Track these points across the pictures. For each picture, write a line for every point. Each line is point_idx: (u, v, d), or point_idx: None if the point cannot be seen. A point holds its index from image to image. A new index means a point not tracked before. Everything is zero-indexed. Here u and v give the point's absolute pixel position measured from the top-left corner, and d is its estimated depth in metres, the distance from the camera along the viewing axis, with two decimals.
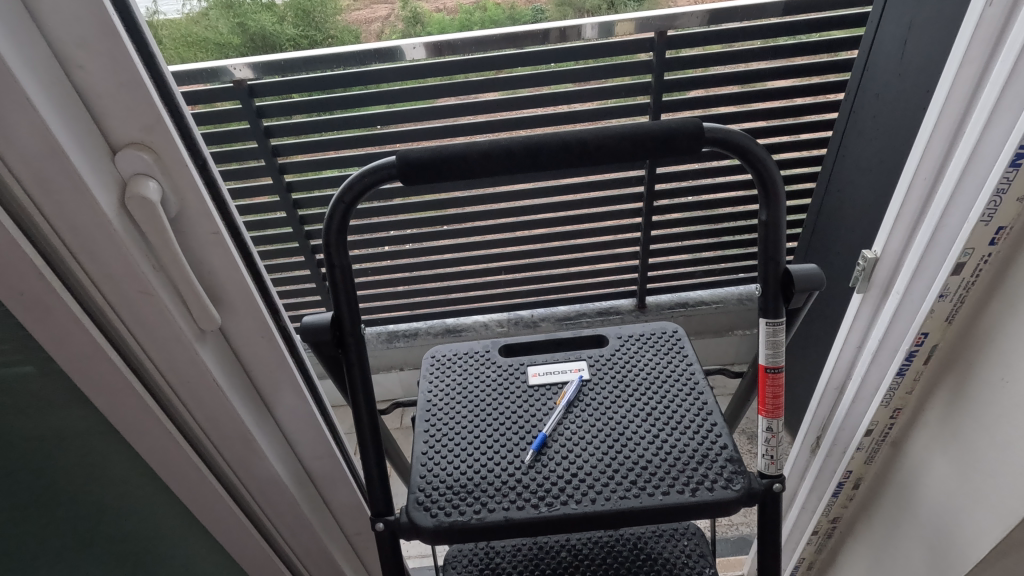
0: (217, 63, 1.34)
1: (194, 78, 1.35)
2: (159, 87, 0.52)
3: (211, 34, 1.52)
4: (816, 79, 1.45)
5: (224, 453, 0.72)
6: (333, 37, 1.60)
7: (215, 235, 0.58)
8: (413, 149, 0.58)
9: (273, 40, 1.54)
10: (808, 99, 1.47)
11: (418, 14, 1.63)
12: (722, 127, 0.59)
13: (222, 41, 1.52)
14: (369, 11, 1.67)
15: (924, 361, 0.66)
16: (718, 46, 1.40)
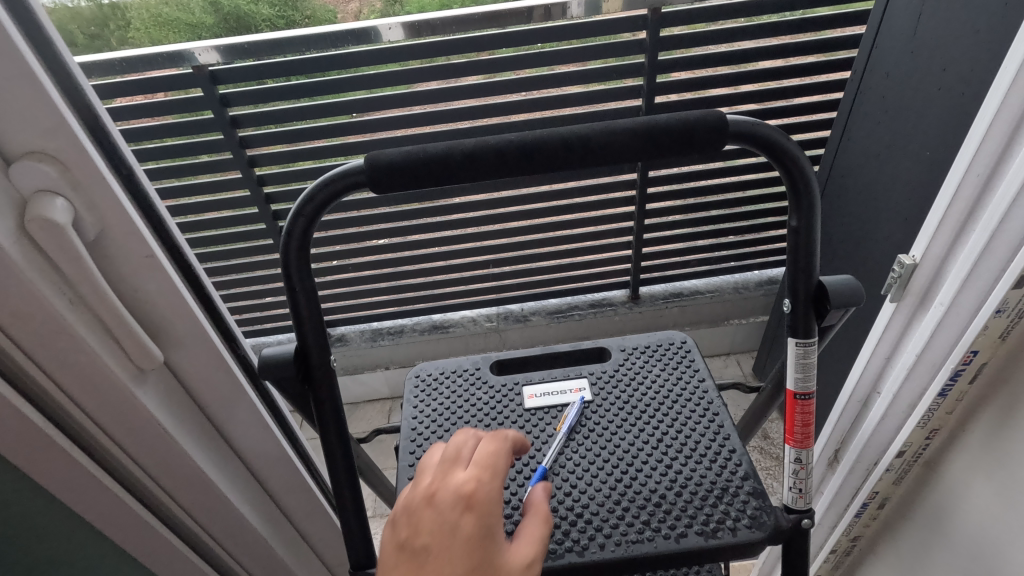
0: (178, 46, 1.21)
1: (163, 62, 1.22)
2: (62, 83, 0.42)
3: (184, 14, 1.37)
4: (806, 59, 1.36)
5: (184, 505, 0.62)
6: (309, 16, 1.41)
7: (149, 258, 0.49)
8: (385, 151, 0.49)
9: (248, 21, 1.39)
10: (795, 80, 1.39)
11: None
12: (746, 119, 0.50)
13: (194, 21, 1.37)
14: None
15: (970, 381, 0.59)
16: (702, 24, 1.31)
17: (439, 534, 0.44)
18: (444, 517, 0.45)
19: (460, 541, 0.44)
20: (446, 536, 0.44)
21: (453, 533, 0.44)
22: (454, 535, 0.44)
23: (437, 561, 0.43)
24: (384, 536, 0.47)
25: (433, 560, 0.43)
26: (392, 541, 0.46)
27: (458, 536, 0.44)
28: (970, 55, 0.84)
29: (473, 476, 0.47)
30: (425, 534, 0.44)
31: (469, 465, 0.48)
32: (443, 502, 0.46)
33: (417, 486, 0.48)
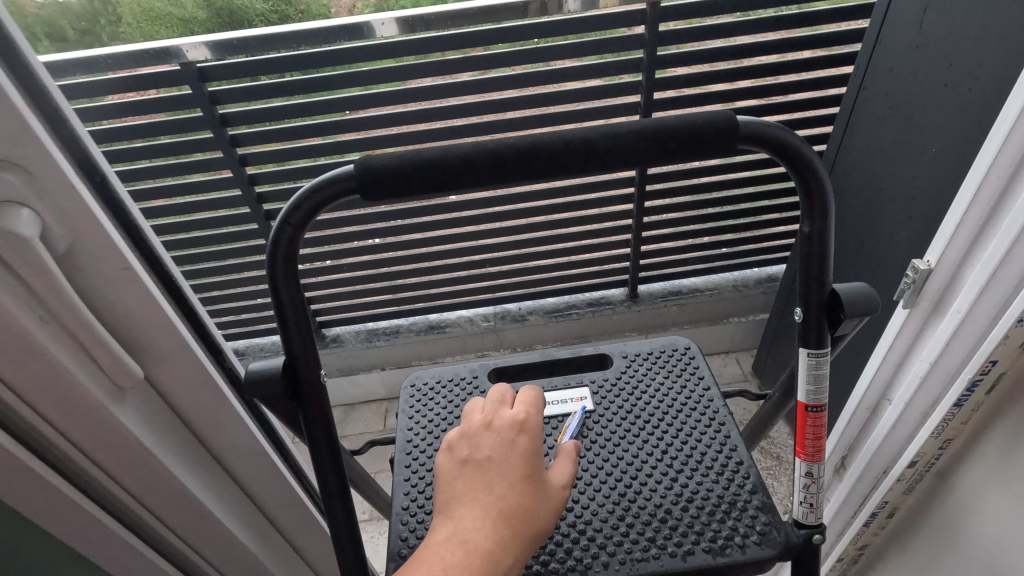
0: (167, 41, 1.17)
1: (154, 60, 1.18)
2: (25, 86, 0.39)
3: (178, 10, 1.36)
4: (805, 54, 1.34)
5: (172, 525, 0.59)
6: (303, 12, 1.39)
7: (126, 270, 0.46)
8: (376, 156, 0.46)
9: (242, 16, 1.36)
10: (794, 76, 1.37)
11: None
12: (756, 120, 0.47)
13: (186, 15, 1.33)
14: None
15: (987, 391, 0.57)
16: (697, 19, 1.28)
17: (499, 447, 0.52)
18: (502, 436, 0.53)
19: (518, 453, 0.51)
20: (506, 450, 0.51)
21: (511, 446, 0.52)
22: (512, 448, 0.52)
23: (500, 467, 0.50)
24: (441, 455, 0.54)
25: (496, 467, 0.50)
26: (451, 458, 0.53)
27: (516, 449, 0.52)
28: (980, 49, 0.81)
29: (523, 404, 0.56)
30: (485, 447, 0.52)
31: (517, 400, 0.56)
32: (500, 425, 0.54)
33: (471, 417, 0.56)
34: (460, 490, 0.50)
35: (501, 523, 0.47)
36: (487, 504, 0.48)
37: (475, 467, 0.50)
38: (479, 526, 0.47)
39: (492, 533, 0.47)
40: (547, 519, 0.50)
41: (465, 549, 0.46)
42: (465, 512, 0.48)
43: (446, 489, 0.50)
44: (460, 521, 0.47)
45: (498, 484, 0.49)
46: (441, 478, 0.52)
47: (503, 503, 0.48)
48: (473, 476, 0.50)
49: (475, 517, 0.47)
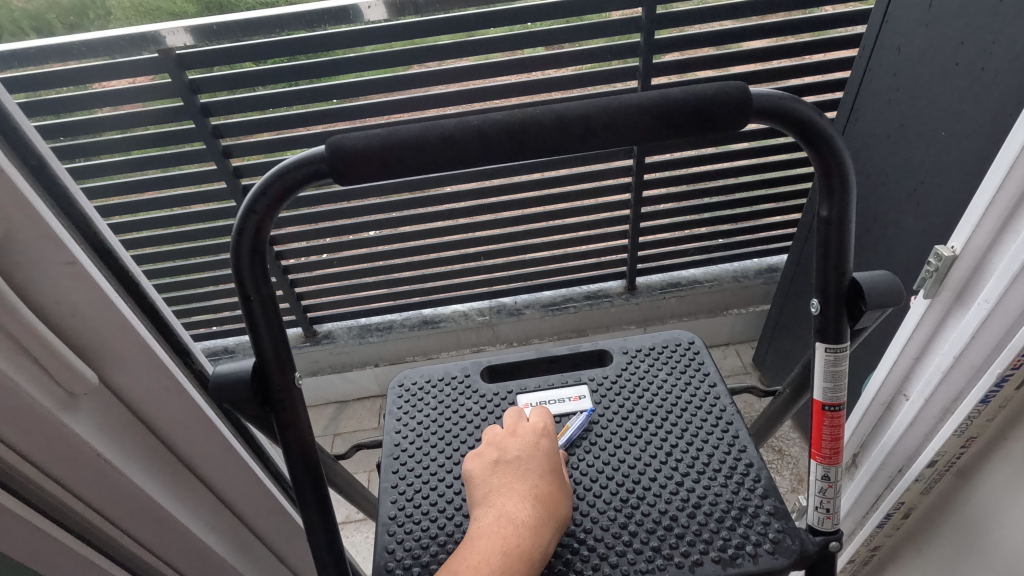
0: (145, 28, 1.11)
1: (123, 48, 1.12)
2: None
3: (165, 3, 1.24)
4: (805, 37, 1.30)
5: (140, 539, 0.55)
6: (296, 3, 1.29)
7: (71, 265, 0.41)
8: (348, 135, 0.41)
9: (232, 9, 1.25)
10: (794, 59, 1.32)
11: None
12: (773, 93, 0.43)
13: (175, 10, 1.24)
14: None
15: (1017, 387, 0.53)
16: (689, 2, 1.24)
17: (527, 447, 0.56)
18: (527, 440, 0.57)
19: (544, 450, 0.56)
20: (533, 448, 0.56)
21: (537, 446, 0.56)
22: (538, 448, 0.56)
23: (531, 462, 0.54)
24: (469, 463, 0.57)
25: (527, 463, 0.54)
26: (481, 461, 0.56)
27: (542, 448, 0.56)
28: (997, 23, 0.77)
29: (539, 417, 0.60)
30: (513, 449, 0.56)
31: (531, 416, 0.61)
32: (523, 432, 0.58)
33: (492, 431, 0.60)
34: (497, 484, 0.53)
35: (540, 503, 0.51)
36: (526, 490, 0.52)
37: (506, 465, 0.54)
38: (523, 505, 0.50)
39: (535, 510, 0.50)
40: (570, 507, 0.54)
41: (514, 523, 0.49)
42: (507, 498, 0.51)
43: (482, 485, 0.53)
44: (504, 506, 0.50)
45: (531, 476, 0.53)
46: (474, 479, 0.55)
47: (539, 490, 0.52)
48: (506, 472, 0.54)
49: (517, 500, 0.51)
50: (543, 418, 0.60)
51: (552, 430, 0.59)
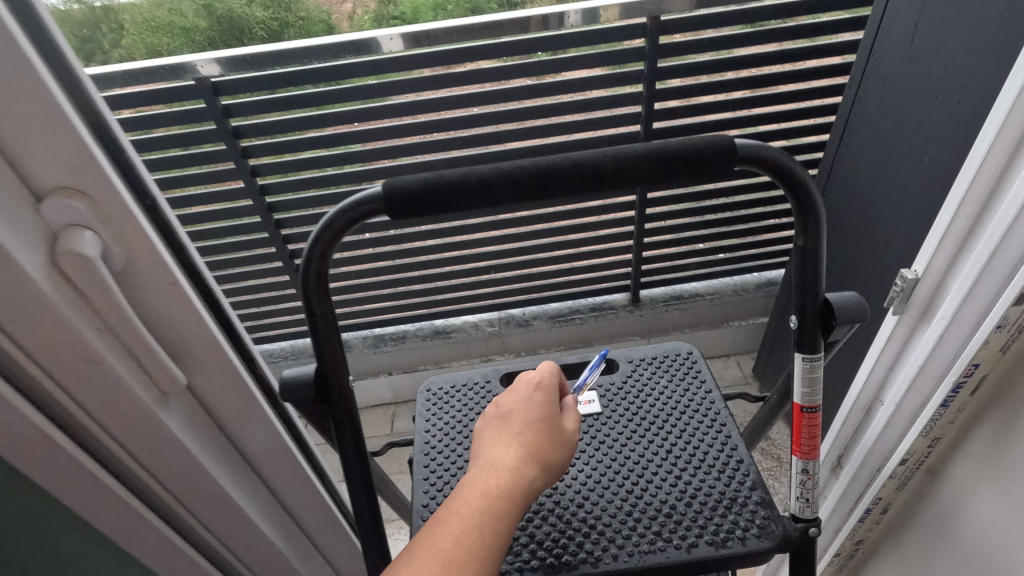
0: (178, 59, 1.22)
1: (152, 76, 1.23)
2: (80, 103, 0.42)
3: (177, 18, 1.41)
4: (801, 65, 1.39)
5: (205, 522, 0.63)
6: (303, 18, 1.49)
7: (173, 285, 0.50)
8: (401, 179, 0.50)
9: (242, 22, 1.44)
10: (790, 85, 1.42)
11: None
12: (755, 144, 0.51)
13: (188, 24, 1.41)
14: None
15: (971, 392, 0.61)
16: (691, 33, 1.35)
17: (519, 397, 0.59)
18: (521, 391, 0.59)
19: (536, 399, 0.58)
20: (524, 398, 0.58)
21: (530, 396, 0.58)
22: (529, 398, 0.58)
23: (521, 410, 0.56)
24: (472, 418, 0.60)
25: (517, 411, 0.57)
26: (479, 415, 0.59)
27: (534, 398, 0.58)
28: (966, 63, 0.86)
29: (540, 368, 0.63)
30: (507, 401, 0.59)
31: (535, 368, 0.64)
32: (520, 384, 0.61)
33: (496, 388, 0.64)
34: (488, 433, 0.56)
35: (524, 447, 0.53)
36: (514, 436, 0.54)
37: (499, 414, 0.56)
38: (508, 448, 0.53)
39: (517, 454, 0.52)
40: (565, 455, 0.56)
41: (495, 467, 0.51)
42: (493, 446, 0.53)
43: (476, 435, 0.56)
44: (490, 452, 0.53)
45: (519, 423, 0.55)
46: (472, 432, 0.58)
47: (525, 435, 0.54)
48: (497, 421, 0.56)
49: (502, 446, 0.53)
50: (544, 370, 0.62)
51: (553, 381, 0.60)
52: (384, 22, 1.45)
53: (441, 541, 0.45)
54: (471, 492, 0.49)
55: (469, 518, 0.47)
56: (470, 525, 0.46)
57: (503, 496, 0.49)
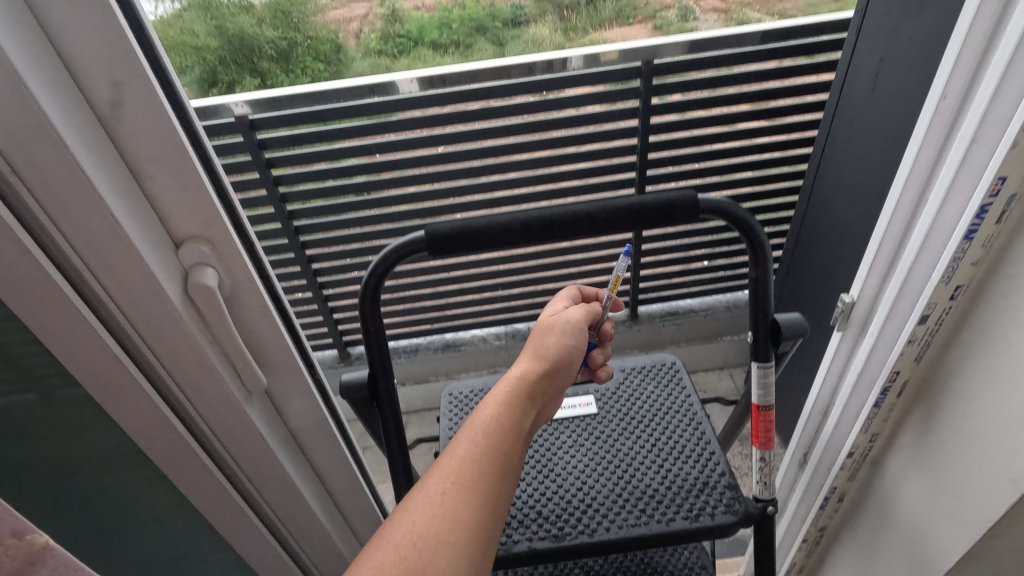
0: (217, 102, 1.41)
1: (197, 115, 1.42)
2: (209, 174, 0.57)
3: (194, 37, 1.45)
4: (780, 102, 1.55)
5: (265, 496, 0.79)
6: (312, 38, 1.64)
7: (264, 308, 0.64)
8: (440, 225, 0.65)
9: (252, 42, 1.58)
10: (772, 120, 1.58)
11: (397, 12, 1.69)
12: (715, 199, 0.66)
13: (201, 44, 1.48)
14: (348, 8, 1.67)
15: (897, 395, 0.74)
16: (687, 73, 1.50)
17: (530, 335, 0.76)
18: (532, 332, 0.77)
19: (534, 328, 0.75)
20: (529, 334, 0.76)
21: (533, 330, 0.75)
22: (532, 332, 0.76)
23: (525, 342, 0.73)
24: None
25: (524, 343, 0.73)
26: None
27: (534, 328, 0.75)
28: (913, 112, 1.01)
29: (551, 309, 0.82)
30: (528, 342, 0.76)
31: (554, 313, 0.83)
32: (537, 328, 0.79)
33: None
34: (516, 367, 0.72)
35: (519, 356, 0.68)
36: (519, 357, 0.69)
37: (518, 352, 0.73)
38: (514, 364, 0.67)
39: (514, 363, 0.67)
40: (562, 340, 0.69)
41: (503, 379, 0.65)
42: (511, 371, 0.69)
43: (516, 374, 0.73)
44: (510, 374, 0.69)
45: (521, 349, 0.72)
46: None
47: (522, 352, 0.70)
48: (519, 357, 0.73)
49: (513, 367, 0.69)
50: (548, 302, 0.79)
51: (553, 306, 0.77)
52: (390, 45, 1.67)
53: (444, 456, 0.51)
54: (474, 410, 0.57)
55: (470, 432, 0.53)
56: (469, 437, 0.52)
57: (506, 391, 0.60)
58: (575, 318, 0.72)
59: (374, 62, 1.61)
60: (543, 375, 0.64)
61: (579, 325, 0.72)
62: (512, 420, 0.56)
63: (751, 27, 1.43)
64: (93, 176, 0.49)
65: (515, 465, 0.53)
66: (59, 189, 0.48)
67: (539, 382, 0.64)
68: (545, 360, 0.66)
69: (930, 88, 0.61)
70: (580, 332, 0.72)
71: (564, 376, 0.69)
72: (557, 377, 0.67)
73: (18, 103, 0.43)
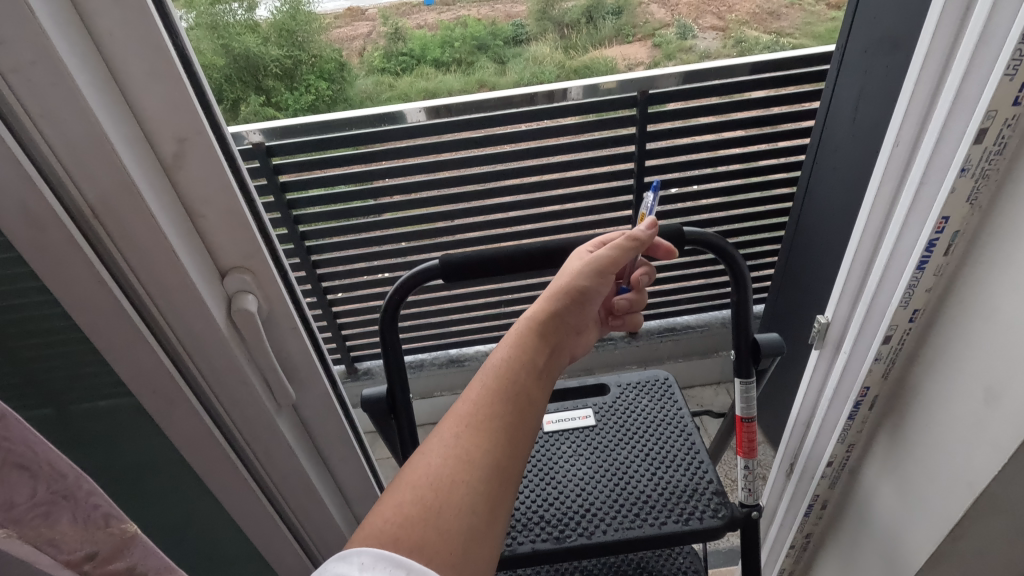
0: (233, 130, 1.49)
1: None
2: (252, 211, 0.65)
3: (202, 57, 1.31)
4: (770, 130, 1.63)
5: (288, 501, 0.86)
6: (314, 58, 1.74)
7: (295, 329, 0.72)
8: (453, 255, 0.73)
9: (257, 61, 1.59)
10: (763, 145, 1.66)
11: (399, 29, 1.79)
12: (699, 231, 0.74)
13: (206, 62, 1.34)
14: (350, 27, 1.78)
15: (868, 408, 0.81)
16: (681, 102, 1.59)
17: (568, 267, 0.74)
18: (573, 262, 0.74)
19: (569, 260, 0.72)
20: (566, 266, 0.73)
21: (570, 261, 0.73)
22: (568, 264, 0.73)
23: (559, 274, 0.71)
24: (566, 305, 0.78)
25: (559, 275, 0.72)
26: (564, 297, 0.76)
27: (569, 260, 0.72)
28: None
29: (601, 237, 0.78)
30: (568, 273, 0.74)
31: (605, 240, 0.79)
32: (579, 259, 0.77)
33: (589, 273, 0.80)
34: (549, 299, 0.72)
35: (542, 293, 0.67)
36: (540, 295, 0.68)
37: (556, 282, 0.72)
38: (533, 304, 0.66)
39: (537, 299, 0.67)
40: (576, 284, 0.66)
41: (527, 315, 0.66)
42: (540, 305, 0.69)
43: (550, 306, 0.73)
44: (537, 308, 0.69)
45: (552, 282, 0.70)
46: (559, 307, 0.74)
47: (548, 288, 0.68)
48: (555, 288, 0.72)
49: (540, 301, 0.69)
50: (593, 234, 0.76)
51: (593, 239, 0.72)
52: (393, 63, 1.79)
53: (459, 402, 0.54)
54: (490, 354, 0.59)
55: (480, 380, 0.56)
56: (480, 382, 0.56)
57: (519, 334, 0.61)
58: (597, 259, 0.67)
59: (377, 81, 1.77)
60: (551, 321, 0.63)
61: (600, 267, 0.67)
62: (520, 360, 0.58)
63: (742, 59, 1.52)
64: (160, 218, 0.57)
65: (527, 403, 0.55)
66: (130, 227, 0.56)
67: (548, 322, 0.63)
68: (553, 300, 0.64)
69: (886, 134, 0.69)
70: (600, 274, 0.67)
71: (577, 316, 0.67)
72: (571, 320, 0.66)
73: (104, 160, 0.52)
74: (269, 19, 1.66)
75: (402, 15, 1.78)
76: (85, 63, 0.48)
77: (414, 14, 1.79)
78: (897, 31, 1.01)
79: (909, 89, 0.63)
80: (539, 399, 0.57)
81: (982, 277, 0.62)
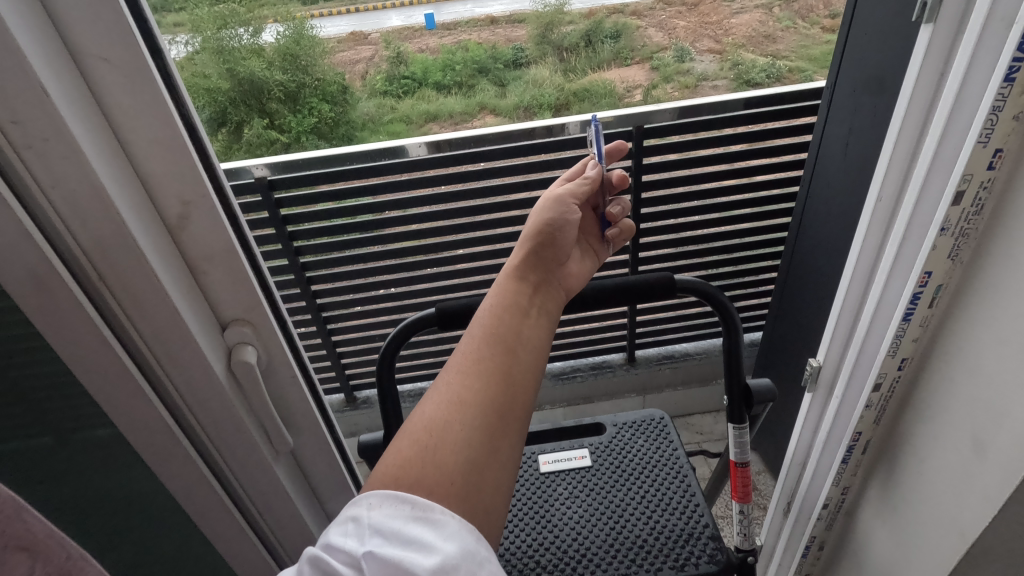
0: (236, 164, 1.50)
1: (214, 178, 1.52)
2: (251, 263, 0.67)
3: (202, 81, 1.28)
4: (765, 163, 1.66)
5: (285, 546, 0.86)
6: (321, 79, 1.79)
7: (293, 377, 0.73)
8: (449, 302, 0.74)
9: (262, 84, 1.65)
10: (758, 177, 1.68)
11: (401, 55, 1.99)
12: (690, 279, 0.76)
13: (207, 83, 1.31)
14: (354, 52, 1.90)
15: (861, 452, 0.81)
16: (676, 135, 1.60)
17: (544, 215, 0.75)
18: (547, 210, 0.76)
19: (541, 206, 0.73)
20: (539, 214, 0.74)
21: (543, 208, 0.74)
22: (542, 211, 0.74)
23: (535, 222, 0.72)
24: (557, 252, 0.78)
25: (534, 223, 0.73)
26: None
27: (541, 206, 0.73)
28: None
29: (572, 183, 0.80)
30: None
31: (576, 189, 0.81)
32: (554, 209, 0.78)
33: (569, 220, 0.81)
34: None
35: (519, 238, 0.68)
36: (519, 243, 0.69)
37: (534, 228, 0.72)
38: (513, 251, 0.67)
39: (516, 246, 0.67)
40: (542, 217, 0.66)
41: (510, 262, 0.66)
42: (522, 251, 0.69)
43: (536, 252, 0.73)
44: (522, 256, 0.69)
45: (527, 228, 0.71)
46: None
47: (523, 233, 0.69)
48: None
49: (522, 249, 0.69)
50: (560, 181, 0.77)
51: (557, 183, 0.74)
52: (394, 86, 1.89)
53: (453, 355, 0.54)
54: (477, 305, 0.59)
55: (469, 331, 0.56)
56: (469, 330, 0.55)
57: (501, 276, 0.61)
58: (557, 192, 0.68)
59: (379, 102, 1.83)
60: (527, 256, 0.63)
61: (561, 197, 0.68)
62: (503, 303, 0.57)
63: (735, 94, 1.55)
64: (162, 277, 0.58)
65: (514, 337, 0.54)
66: (132, 287, 0.57)
67: (527, 262, 0.63)
68: (526, 240, 0.64)
69: (869, 189, 0.72)
70: (560, 203, 0.67)
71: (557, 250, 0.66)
72: (550, 251, 0.65)
73: (110, 226, 0.53)
74: (274, 44, 1.71)
75: (402, 41, 2.03)
76: (94, 136, 0.51)
77: (416, 40, 2.09)
78: (883, 76, 1.04)
79: (889, 149, 0.67)
80: (528, 332, 0.55)
81: (967, 328, 0.63)
